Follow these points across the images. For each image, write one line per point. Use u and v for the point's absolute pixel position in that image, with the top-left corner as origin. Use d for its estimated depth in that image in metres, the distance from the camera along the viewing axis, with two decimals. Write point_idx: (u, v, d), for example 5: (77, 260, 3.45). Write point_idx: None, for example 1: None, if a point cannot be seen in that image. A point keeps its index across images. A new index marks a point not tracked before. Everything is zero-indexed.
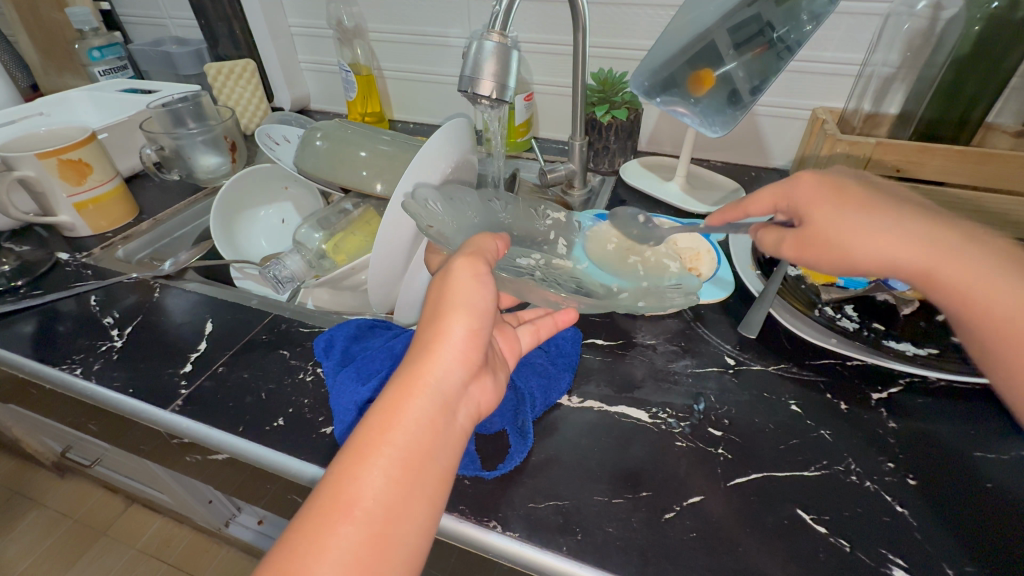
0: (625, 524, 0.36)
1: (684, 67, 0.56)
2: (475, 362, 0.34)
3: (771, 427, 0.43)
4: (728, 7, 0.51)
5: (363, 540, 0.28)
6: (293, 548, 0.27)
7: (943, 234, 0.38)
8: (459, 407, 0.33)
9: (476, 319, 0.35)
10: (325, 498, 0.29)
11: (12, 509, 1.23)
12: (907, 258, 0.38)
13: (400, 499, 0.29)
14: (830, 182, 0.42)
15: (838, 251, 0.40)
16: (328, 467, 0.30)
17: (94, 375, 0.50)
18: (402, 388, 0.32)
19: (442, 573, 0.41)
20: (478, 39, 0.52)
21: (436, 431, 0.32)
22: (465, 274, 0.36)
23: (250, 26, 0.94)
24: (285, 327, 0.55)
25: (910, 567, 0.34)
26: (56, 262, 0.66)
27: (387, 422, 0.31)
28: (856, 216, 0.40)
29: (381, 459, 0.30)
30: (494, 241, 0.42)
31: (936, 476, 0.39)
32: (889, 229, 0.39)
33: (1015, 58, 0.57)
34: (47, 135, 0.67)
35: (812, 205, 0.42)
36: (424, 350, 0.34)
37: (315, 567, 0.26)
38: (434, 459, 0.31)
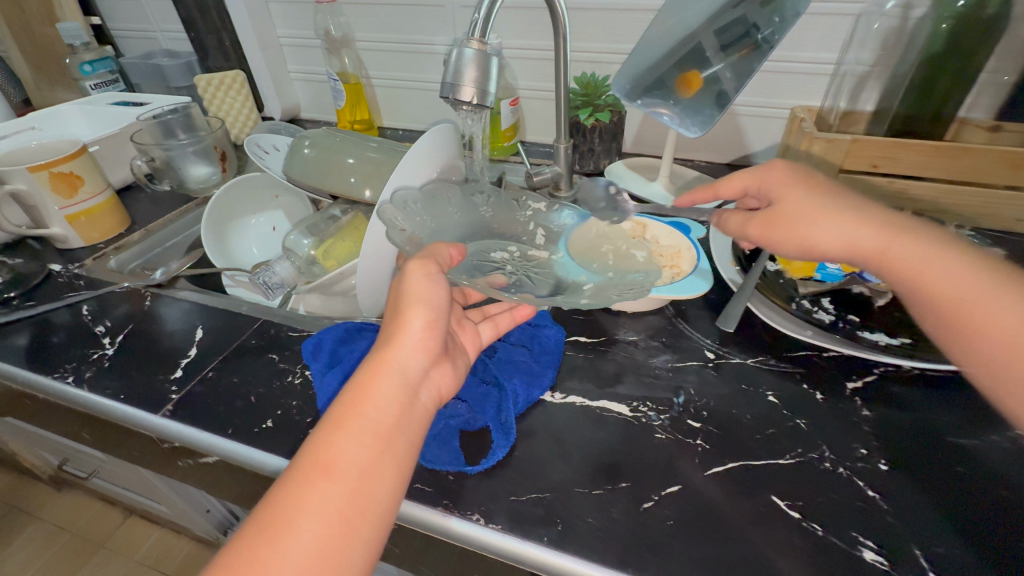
0: (605, 514, 0.37)
1: (672, 68, 0.57)
2: (434, 349, 0.37)
3: (748, 418, 0.44)
4: (713, 10, 0.52)
5: (341, 498, 0.30)
6: (276, 507, 0.29)
7: (892, 217, 0.41)
8: (423, 389, 0.36)
9: (432, 312, 0.38)
10: (303, 462, 0.31)
11: (11, 524, 1.23)
12: (864, 236, 0.40)
13: (372, 464, 0.32)
14: (799, 174, 0.45)
15: (796, 231, 0.43)
16: (304, 440, 0.32)
17: (86, 383, 0.51)
18: (370, 370, 0.35)
19: (429, 568, 0.42)
20: (458, 47, 0.54)
21: (403, 407, 0.34)
22: (418, 275, 0.40)
23: (239, 38, 0.95)
24: (274, 331, 0.56)
25: (881, 549, 0.35)
26: (49, 274, 0.67)
27: (359, 397, 0.34)
28: (812, 200, 0.43)
29: (354, 429, 0.32)
30: (449, 248, 0.44)
31: (908, 461, 0.40)
32: (841, 211, 0.42)
33: (983, 54, 0.59)
34: (38, 148, 0.68)
35: (782, 189, 0.45)
36: (388, 338, 0.37)
37: (299, 521, 0.29)
38: (401, 431, 0.33)
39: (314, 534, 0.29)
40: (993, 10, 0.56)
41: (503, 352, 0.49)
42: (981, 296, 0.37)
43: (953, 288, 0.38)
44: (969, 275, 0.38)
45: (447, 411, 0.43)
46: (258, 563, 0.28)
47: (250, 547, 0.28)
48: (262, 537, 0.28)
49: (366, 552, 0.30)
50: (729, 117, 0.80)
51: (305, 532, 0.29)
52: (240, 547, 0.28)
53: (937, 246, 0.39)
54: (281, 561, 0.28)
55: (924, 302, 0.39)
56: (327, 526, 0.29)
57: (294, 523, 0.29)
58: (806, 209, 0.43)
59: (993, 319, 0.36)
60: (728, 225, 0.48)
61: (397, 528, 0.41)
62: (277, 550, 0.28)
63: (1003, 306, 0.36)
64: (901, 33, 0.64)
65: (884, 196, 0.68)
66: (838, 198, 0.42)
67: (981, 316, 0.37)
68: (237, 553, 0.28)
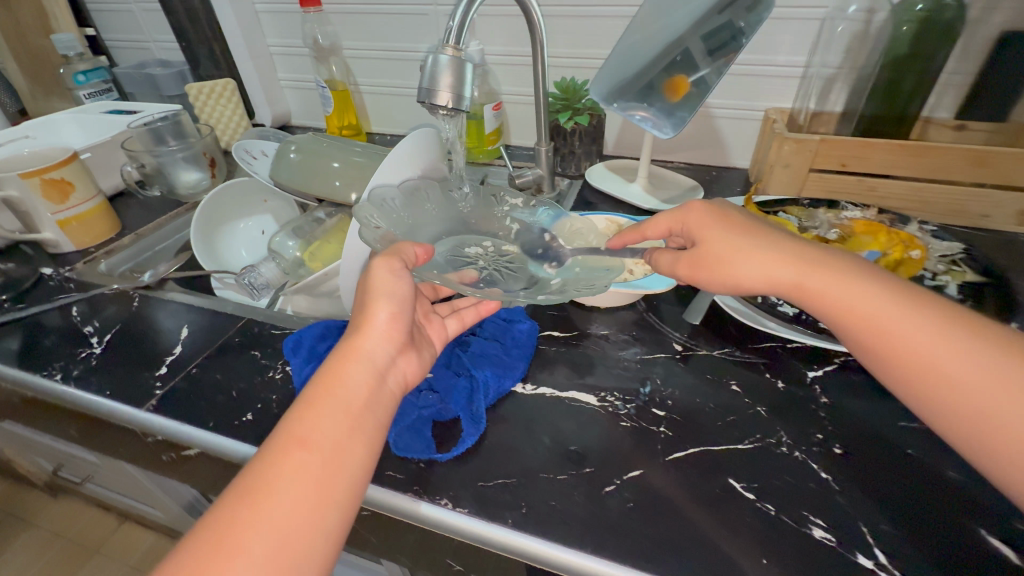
0: (569, 498, 0.39)
1: (661, 73, 0.58)
2: (399, 338, 0.41)
3: (711, 406, 0.45)
4: (700, 15, 0.54)
5: (317, 467, 0.33)
6: (257, 473, 0.33)
7: (805, 251, 0.42)
8: (389, 374, 0.40)
9: (396, 304, 0.42)
10: (280, 438, 0.35)
11: (7, 530, 1.24)
12: (785, 271, 0.41)
13: (344, 437, 0.35)
14: (716, 213, 0.46)
15: (723, 270, 0.44)
16: (282, 418, 0.36)
17: (74, 381, 0.53)
18: (341, 357, 0.39)
19: (404, 553, 0.44)
20: (434, 53, 0.55)
21: (371, 388, 0.38)
22: (383, 270, 0.43)
23: (230, 47, 0.97)
24: (257, 330, 0.58)
25: (829, 526, 0.36)
26: (40, 277, 0.69)
27: (330, 381, 0.38)
28: (733, 240, 0.44)
29: (327, 407, 0.36)
30: (415, 247, 0.46)
31: (861, 444, 0.42)
32: (762, 248, 0.43)
33: (943, 56, 0.61)
34: (30, 156, 0.70)
35: (703, 229, 0.46)
36: (356, 329, 0.41)
37: (278, 483, 0.32)
38: (369, 411, 0.37)
39: (292, 495, 0.32)
40: (950, 13, 0.58)
41: (477, 345, 0.51)
42: (900, 322, 0.37)
43: (870, 313, 0.38)
44: (887, 303, 0.38)
45: (419, 402, 0.45)
46: (242, 521, 0.31)
47: (234, 507, 0.32)
48: (245, 499, 0.32)
49: (339, 513, 0.33)
50: (705, 119, 0.82)
51: (284, 493, 0.32)
52: (224, 509, 0.32)
53: (854, 277, 0.40)
54: (262, 518, 0.31)
55: (848, 332, 0.40)
56: (303, 488, 0.33)
57: (273, 486, 0.32)
58: (730, 248, 0.44)
59: (912, 346, 0.37)
60: (661, 265, 0.48)
61: (372, 515, 0.42)
62: (258, 509, 0.31)
63: (916, 327, 0.37)
64: (865, 36, 0.66)
65: (853, 194, 0.70)
66: (757, 236, 0.44)
67: (900, 346, 0.37)
68: (222, 514, 0.31)
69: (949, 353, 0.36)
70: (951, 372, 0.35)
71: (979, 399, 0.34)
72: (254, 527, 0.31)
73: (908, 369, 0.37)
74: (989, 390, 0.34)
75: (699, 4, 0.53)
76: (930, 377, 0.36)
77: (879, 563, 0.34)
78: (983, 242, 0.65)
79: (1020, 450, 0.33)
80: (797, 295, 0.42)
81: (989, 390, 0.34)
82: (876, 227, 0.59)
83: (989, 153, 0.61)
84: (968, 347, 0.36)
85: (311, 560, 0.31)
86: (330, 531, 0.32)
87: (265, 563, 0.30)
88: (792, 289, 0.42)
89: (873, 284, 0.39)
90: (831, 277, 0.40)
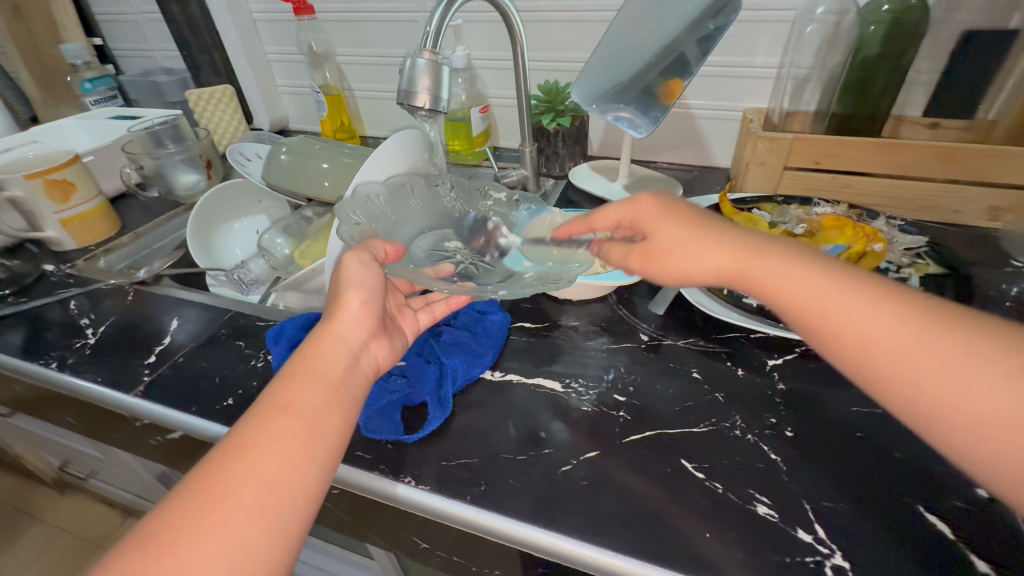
0: (525, 476, 0.41)
1: (659, 76, 0.59)
2: (371, 324, 0.44)
3: (670, 392, 0.47)
4: (691, 19, 0.56)
5: (299, 431, 0.35)
6: (240, 435, 0.35)
7: (749, 239, 0.43)
8: (362, 356, 0.42)
9: (367, 293, 0.45)
10: (265, 406, 0.37)
11: (12, 524, 1.25)
12: (726, 261, 0.42)
13: (326, 406, 0.37)
14: (666, 207, 0.47)
15: (670, 264, 0.45)
16: (264, 390, 0.38)
17: (70, 370, 0.56)
18: (317, 338, 0.41)
19: (375, 530, 0.46)
20: (412, 57, 0.58)
21: (347, 366, 0.41)
22: (353, 263, 0.46)
23: (229, 55, 1.01)
24: (244, 322, 0.61)
25: (773, 503, 0.38)
26: (43, 274, 0.72)
27: (313, 355, 0.40)
28: (680, 232, 0.45)
29: (307, 379, 0.38)
30: (385, 244, 0.49)
31: (812, 427, 0.43)
32: (707, 240, 0.44)
33: (911, 55, 0.63)
34: (35, 158, 0.73)
35: (653, 222, 0.47)
36: (331, 314, 0.43)
37: (262, 444, 0.34)
38: (346, 386, 0.40)
39: (274, 455, 0.34)
40: (916, 14, 0.60)
41: (448, 334, 0.53)
42: (837, 301, 0.37)
43: (808, 298, 0.38)
44: (826, 283, 0.38)
45: (389, 387, 0.47)
46: (228, 475, 0.33)
47: (220, 465, 0.33)
48: (230, 457, 0.34)
49: (319, 475, 0.35)
50: (687, 120, 0.82)
51: (267, 453, 0.34)
52: (209, 467, 0.33)
53: (796, 260, 0.40)
54: (247, 474, 0.33)
55: (791, 316, 0.39)
56: (284, 449, 0.34)
57: (256, 447, 0.34)
58: (679, 241, 0.45)
59: (848, 324, 0.36)
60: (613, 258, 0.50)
61: (343, 493, 0.45)
62: (242, 465, 0.33)
63: (851, 309, 0.36)
64: (836, 37, 0.68)
65: (828, 192, 0.69)
66: (704, 228, 0.45)
67: (838, 325, 0.37)
68: (207, 471, 0.33)
69: (886, 328, 0.35)
70: (888, 350, 0.35)
71: (917, 369, 0.34)
72: (239, 481, 0.32)
73: (846, 349, 0.37)
74: (925, 359, 0.34)
75: (690, 8, 0.56)
76: (868, 355, 0.35)
77: (817, 537, 0.36)
78: (954, 238, 0.66)
79: (961, 421, 0.32)
80: (742, 283, 0.42)
81: (925, 361, 0.33)
82: (843, 222, 0.61)
83: (956, 149, 0.61)
84: (905, 322, 0.35)
85: (292, 514, 0.33)
86: (310, 491, 0.34)
87: (249, 514, 0.32)
88: (736, 276, 0.42)
89: (811, 267, 0.39)
90: (772, 264, 0.41)
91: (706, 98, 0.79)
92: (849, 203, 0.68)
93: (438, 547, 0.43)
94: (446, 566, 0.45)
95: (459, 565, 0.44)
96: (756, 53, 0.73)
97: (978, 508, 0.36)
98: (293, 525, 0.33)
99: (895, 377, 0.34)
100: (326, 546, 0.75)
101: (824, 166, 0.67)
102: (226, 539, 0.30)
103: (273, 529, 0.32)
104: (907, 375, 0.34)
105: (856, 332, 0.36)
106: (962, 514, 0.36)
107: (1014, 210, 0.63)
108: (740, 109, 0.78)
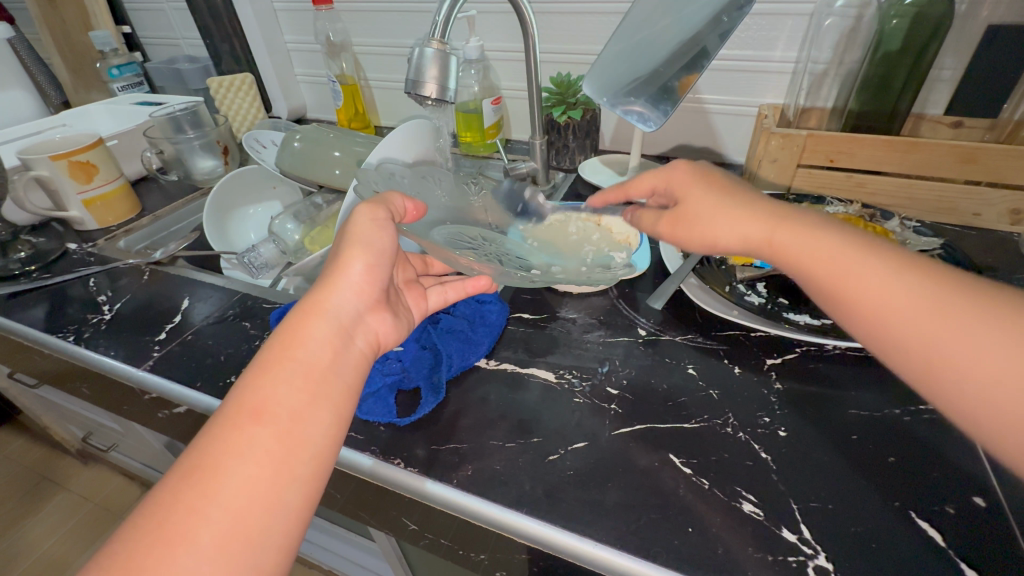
0: (512, 462, 0.41)
1: (679, 71, 0.55)
2: (371, 294, 0.41)
3: (664, 386, 0.47)
4: (715, 15, 0.53)
5: (274, 438, 0.33)
6: (206, 450, 0.32)
7: (778, 208, 0.40)
8: (357, 333, 0.40)
9: (373, 256, 0.41)
10: (235, 407, 0.34)
11: (39, 492, 1.30)
12: (746, 231, 0.40)
13: (306, 403, 0.35)
14: (697, 175, 0.45)
15: (699, 231, 0.43)
16: (237, 384, 0.35)
17: (87, 343, 0.59)
18: (303, 315, 0.38)
19: (367, 507, 0.48)
20: (420, 46, 0.57)
21: (336, 350, 0.38)
22: (366, 219, 0.42)
23: (249, 43, 1.03)
24: (251, 303, 0.63)
25: (759, 502, 0.37)
26: (66, 251, 0.76)
27: (291, 341, 0.37)
28: (712, 197, 0.43)
29: (286, 372, 0.35)
30: (405, 200, 0.45)
31: (807, 427, 0.42)
32: (739, 208, 0.41)
33: (934, 50, 0.61)
34: (60, 140, 0.76)
35: (686, 188, 0.45)
36: (326, 282, 0.39)
37: (231, 460, 0.31)
38: (335, 375, 0.37)
39: (245, 473, 0.31)
40: (940, 8, 0.58)
41: (446, 321, 0.53)
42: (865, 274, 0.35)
43: (827, 265, 0.36)
44: (850, 253, 0.36)
45: (384, 370, 0.48)
46: (191, 504, 0.30)
47: (183, 487, 0.31)
48: (193, 478, 0.31)
49: (300, 487, 0.33)
50: (700, 115, 0.81)
51: (239, 466, 0.31)
52: (169, 490, 0.31)
53: (822, 231, 0.38)
54: (212, 500, 0.30)
55: (812, 287, 0.38)
56: (257, 464, 0.32)
57: (223, 465, 0.31)
58: (710, 209, 0.42)
59: (873, 298, 0.35)
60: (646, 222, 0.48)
61: (336, 471, 0.46)
62: (207, 489, 0.30)
63: (874, 281, 0.35)
64: (855, 32, 0.66)
65: (842, 191, 0.67)
66: (735, 195, 0.42)
67: (857, 297, 0.35)
68: (168, 495, 0.30)
69: (911, 302, 0.33)
70: (919, 332, 0.33)
71: (940, 344, 0.32)
72: (206, 506, 0.30)
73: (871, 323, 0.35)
74: (952, 338, 0.32)
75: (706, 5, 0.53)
76: (894, 324, 0.34)
77: (803, 537, 0.35)
78: (971, 241, 0.64)
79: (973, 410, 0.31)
80: (767, 254, 0.40)
81: (948, 337, 0.32)
82: (854, 221, 0.60)
83: (977, 150, 0.59)
84: (929, 292, 0.33)
85: (267, 538, 0.31)
86: (290, 506, 0.32)
87: (217, 546, 0.29)
88: (764, 247, 0.40)
89: (841, 238, 0.37)
90: (797, 235, 0.38)
91: (722, 93, 0.78)
92: (862, 203, 0.66)
93: (426, 529, 0.44)
94: (435, 549, 0.46)
95: (447, 548, 0.45)
96: (774, 48, 0.71)
97: (971, 513, 0.36)
98: (271, 550, 0.31)
99: (917, 351, 0.33)
100: (330, 527, 0.76)
101: (839, 164, 0.65)
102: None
103: (243, 561, 0.29)
104: (931, 349, 0.32)
105: (881, 304, 0.34)
106: (954, 520, 0.35)
107: None
108: (755, 105, 0.77)
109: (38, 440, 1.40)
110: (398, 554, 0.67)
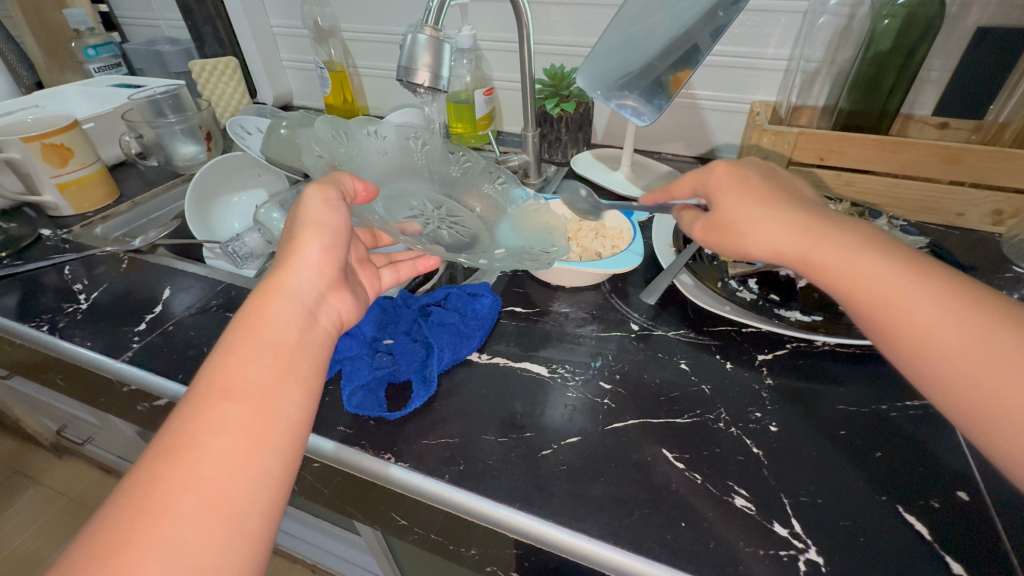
0: (505, 457, 0.41)
1: (672, 65, 0.54)
2: (330, 274, 0.40)
3: (657, 381, 0.47)
4: (705, 9, 0.51)
5: (245, 413, 0.32)
6: (178, 429, 0.30)
7: (820, 220, 0.38)
8: (321, 312, 0.39)
9: (329, 238, 0.40)
10: (202, 388, 0.32)
11: (12, 486, 1.26)
12: (787, 243, 0.38)
13: (275, 378, 0.34)
14: (733, 175, 0.43)
15: (730, 237, 0.42)
16: (202, 367, 0.34)
17: (62, 333, 0.56)
18: (265, 295, 0.37)
19: (354, 501, 0.47)
20: (412, 33, 0.55)
21: (302, 328, 0.37)
22: (316, 200, 0.40)
23: (234, 26, 0.99)
24: (235, 294, 0.61)
25: (751, 497, 0.38)
26: (39, 238, 0.73)
27: (256, 322, 0.36)
28: (746, 204, 0.41)
29: (254, 350, 0.34)
30: (354, 181, 0.44)
31: (798, 424, 0.43)
32: (776, 213, 0.39)
33: (924, 51, 0.61)
34: (33, 121, 0.73)
35: (717, 189, 0.43)
36: (281, 265, 0.39)
37: (204, 435, 0.30)
38: (301, 352, 0.36)
39: (220, 446, 0.30)
40: (933, 8, 0.58)
41: (436, 314, 0.52)
42: (905, 296, 0.34)
43: (872, 290, 0.35)
44: (898, 278, 0.34)
45: (374, 363, 0.48)
46: (166, 480, 0.29)
47: (158, 465, 0.29)
48: (165, 457, 0.30)
49: (278, 457, 0.32)
50: (692, 111, 0.81)
51: (213, 444, 0.30)
52: (143, 471, 0.29)
53: (862, 248, 0.36)
54: (189, 473, 0.29)
55: (851, 308, 0.37)
56: (234, 437, 0.31)
57: (198, 440, 0.30)
58: (745, 210, 0.41)
59: (913, 320, 0.33)
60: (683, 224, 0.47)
61: (320, 465, 0.45)
62: (180, 468, 0.29)
63: (923, 303, 0.33)
64: (848, 31, 0.67)
65: (830, 189, 0.68)
66: (767, 199, 0.40)
67: (907, 324, 0.34)
68: (144, 475, 0.29)
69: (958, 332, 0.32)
70: (964, 359, 0.32)
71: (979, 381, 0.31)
72: (182, 485, 0.28)
73: (905, 342, 0.34)
74: (990, 363, 0.31)
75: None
76: (931, 358, 0.33)
77: (793, 532, 0.36)
78: (955, 241, 0.65)
79: None
80: (806, 270, 0.38)
81: (987, 359, 0.31)
82: None
83: (962, 151, 0.59)
84: (967, 319, 0.32)
85: (249, 510, 0.30)
86: (270, 476, 0.31)
87: (196, 518, 0.28)
88: (802, 264, 0.38)
89: (885, 257, 0.36)
90: (837, 250, 0.36)
91: (715, 90, 0.78)
92: (851, 201, 0.67)
93: (415, 525, 0.44)
94: (425, 544, 0.46)
95: (437, 542, 0.44)
96: (767, 44, 0.71)
97: (954, 506, 0.37)
98: (254, 517, 0.30)
99: (956, 376, 0.32)
100: (315, 521, 0.75)
101: (829, 162, 0.65)
102: (170, 552, 0.27)
103: (226, 531, 0.28)
104: (967, 375, 0.31)
105: (928, 334, 0.33)
106: (937, 512, 0.36)
107: (1017, 215, 0.63)
108: (748, 101, 0.77)
109: (9, 434, 1.36)
110: (384, 548, 0.67)
